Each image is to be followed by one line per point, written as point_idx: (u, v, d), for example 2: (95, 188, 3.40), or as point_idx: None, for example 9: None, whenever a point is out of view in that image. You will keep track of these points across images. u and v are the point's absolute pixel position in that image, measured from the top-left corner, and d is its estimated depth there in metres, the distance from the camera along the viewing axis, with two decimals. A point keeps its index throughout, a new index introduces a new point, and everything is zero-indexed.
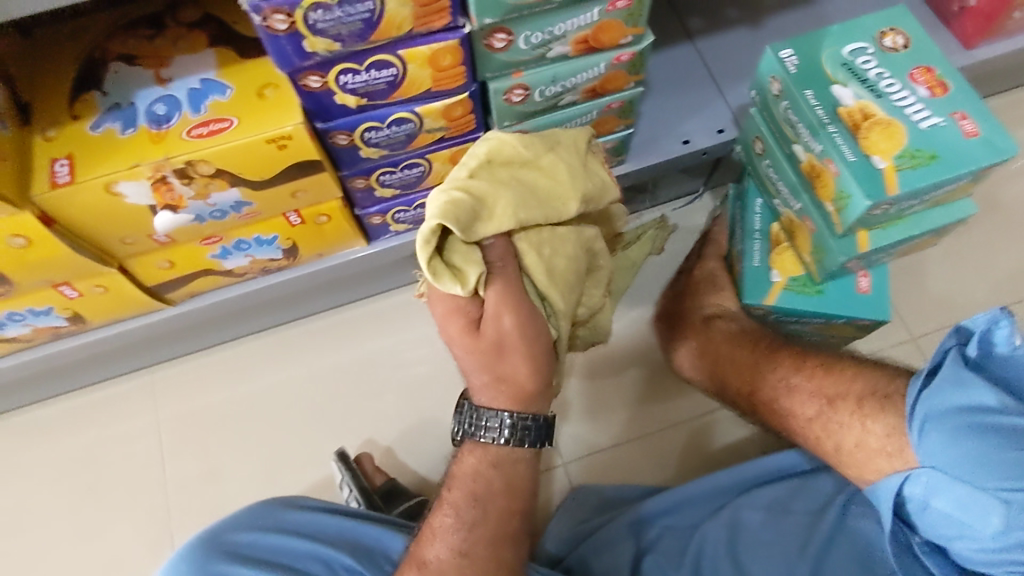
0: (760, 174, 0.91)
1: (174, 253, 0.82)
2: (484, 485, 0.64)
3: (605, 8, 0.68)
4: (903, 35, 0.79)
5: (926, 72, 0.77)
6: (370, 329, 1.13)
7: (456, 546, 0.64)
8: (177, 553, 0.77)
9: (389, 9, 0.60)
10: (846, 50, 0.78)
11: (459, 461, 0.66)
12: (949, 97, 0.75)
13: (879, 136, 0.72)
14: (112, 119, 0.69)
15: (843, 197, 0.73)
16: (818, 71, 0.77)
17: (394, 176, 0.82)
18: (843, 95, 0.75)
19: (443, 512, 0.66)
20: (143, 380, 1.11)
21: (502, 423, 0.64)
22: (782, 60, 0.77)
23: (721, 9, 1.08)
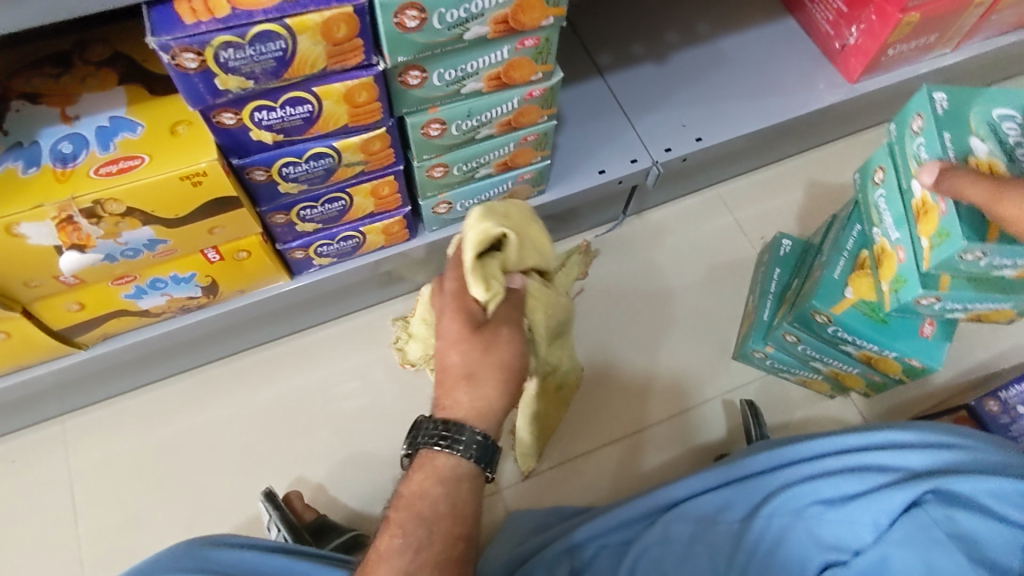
0: (869, 201, 0.90)
1: (83, 294, 0.79)
2: (431, 505, 0.64)
3: (515, 47, 0.72)
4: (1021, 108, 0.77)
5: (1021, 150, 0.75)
6: (298, 365, 1.11)
7: (401, 569, 0.61)
8: None
9: (302, 48, 0.61)
10: (997, 111, 0.77)
11: (411, 474, 0.66)
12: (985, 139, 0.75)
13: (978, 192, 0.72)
14: (14, 158, 0.67)
15: (944, 235, 0.73)
16: (962, 120, 0.77)
17: (315, 211, 0.83)
18: (979, 146, 0.75)
19: (390, 534, 0.63)
20: (53, 431, 1.05)
21: (463, 436, 0.65)
22: (933, 104, 0.77)
23: (628, 45, 1.14)
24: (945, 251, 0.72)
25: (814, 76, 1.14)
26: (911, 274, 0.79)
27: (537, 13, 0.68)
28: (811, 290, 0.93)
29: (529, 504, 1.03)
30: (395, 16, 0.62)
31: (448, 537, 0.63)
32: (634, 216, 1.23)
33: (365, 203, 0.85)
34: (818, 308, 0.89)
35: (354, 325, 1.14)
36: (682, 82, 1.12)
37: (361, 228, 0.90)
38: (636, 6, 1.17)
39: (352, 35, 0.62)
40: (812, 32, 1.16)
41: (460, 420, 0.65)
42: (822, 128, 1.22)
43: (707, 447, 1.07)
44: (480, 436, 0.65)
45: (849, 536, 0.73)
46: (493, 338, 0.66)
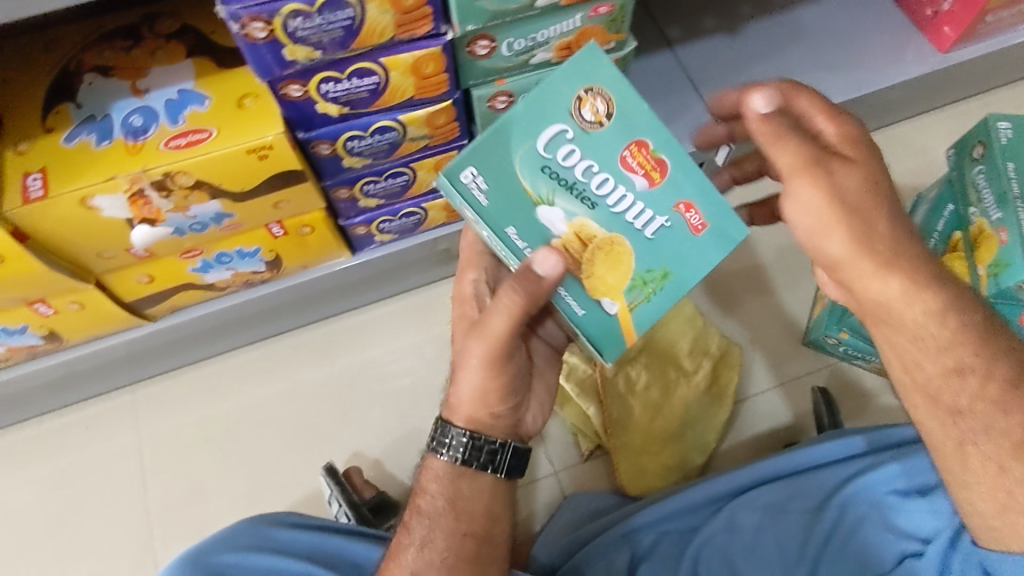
0: (965, 180, 0.85)
1: (154, 267, 0.80)
2: (433, 503, 0.64)
3: (588, 14, 0.68)
4: (606, 97, 0.52)
5: (640, 149, 0.53)
6: (356, 342, 1.11)
7: (410, 566, 0.61)
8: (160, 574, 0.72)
9: (370, 16, 0.59)
10: (540, 146, 0.53)
11: (420, 475, 0.66)
12: (673, 180, 0.53)
13: (603, 265, 0.56)
14: (87, 131, 0.68)
15: (642, 279, 0.56)
16: (514, 193, 0.54)
17: (378, 186, 0.81)
18: (552, 218, 0.54)
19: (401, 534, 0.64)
20: (123, 400, 1.09)
21: (452, 438, 0.64)
22: (468, 197, 0.53)
23: (698, 17, 1.09)
24: (652, 308, 0.57)
25: (901, 46, 1.06)
26: (1015, 256, 0.75)
27: None
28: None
29: (584, 488, 1.01)
30: None
31: (452, 533, 0.62)
32: None
33: (428, 178, 0.83)
34: None
35: (411, 304, 1.14)
36: (757, 54, 1.06)
37: (423, 204, 0.88)
38: None
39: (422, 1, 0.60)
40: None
41: (447, 422, 0.64)
42: (905, 103, 1.14)
43: (771, 436, 1.04)
44: (467, 437, 0.63)
45: (925, 524, 0.69)
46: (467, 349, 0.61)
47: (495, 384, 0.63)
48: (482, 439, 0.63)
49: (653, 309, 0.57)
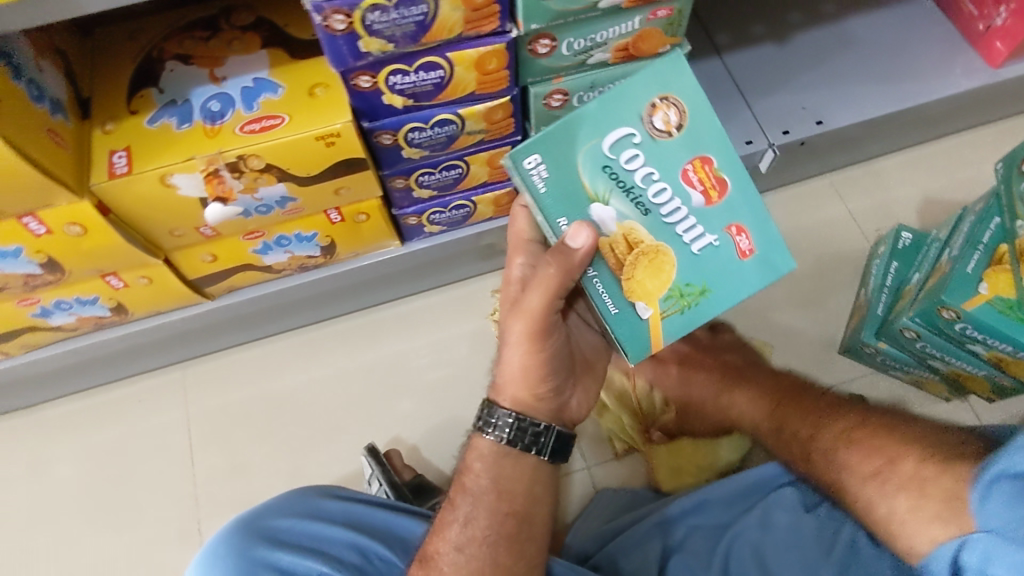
0: (1012, 194, 0.85)
1: (218, 247, 0.85)
2: (477, 483, 0.65)
3: (646, 17, 0.71)
4: (678, 108, 0.60)
5: (701, 166, 0.61)
6: (398, 331, 1.15)
7: (454, 540, 0.63)
8: (213, 540, 0.76)
9: (442, 12, 0.62)
10: (608, 143, 0.60)
11: (465, 455, 0.68)
12: (728, 201, 0.61)
13: (643, 272, 0.61)
14: (168, 114, 0.72)
15: (677, 291, 0.62)
16: (576, 185, 0.60)
17: (432, 177, 0.85)
18: (603, 215, 0.61)
19: (445, 514, 0.65)
20: (175, 375, 1.13)
21: (498, 419, 0.66)
22: (534, 184, 0.60)
23: (748, 25, 1.10)
24: (680, 321, 0.63)
25: (950, 59, 1.06)
26: None
27: None
28: (939, 285, 0.88)
29: (619, 482, 1.03)
30: None
31: (494, 511, 0.64)
32: None
33: (480, 172, 0.86)
34: (947, 302, 0.84)
35: (452, 296, 1.17)
36: (804, 64, 1.07)
37: (473, 197, 0.91)
38: None
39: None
40: (952, 13, 1.09)
41: (495, 405, 0.67)
42: (950, 117, 1.14)
43: None
44: (513, 419, 0.65)
45: None
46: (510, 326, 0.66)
47: (539, 362, 0.66)
48: (528, 420, 0.66)
49: (686, 319, 0.63)
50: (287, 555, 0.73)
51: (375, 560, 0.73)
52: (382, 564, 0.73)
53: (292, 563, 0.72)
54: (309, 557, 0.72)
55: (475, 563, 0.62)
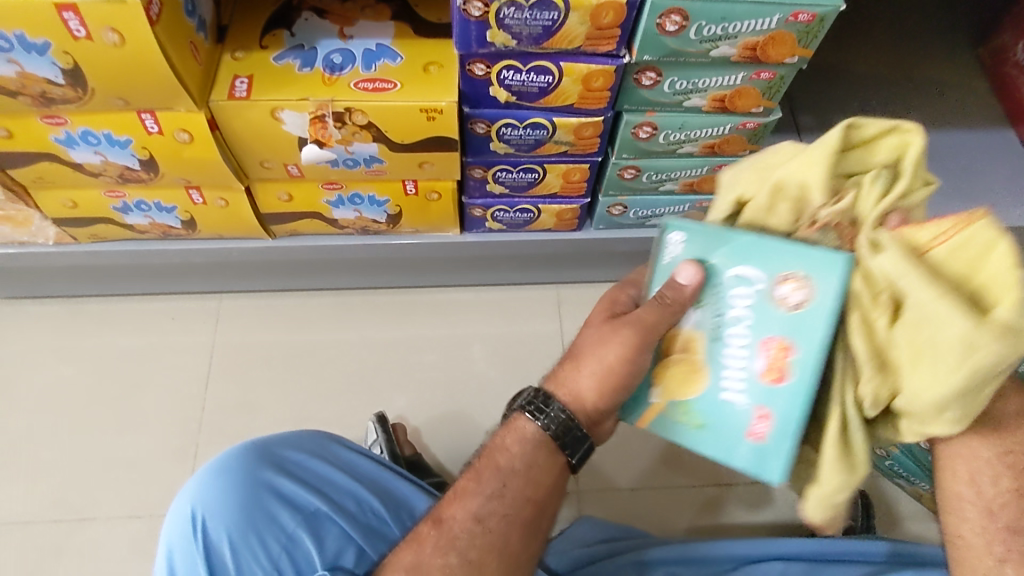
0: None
1: (295, 188, 0.89)
2: (508, 462, 0.60)
3: (749, 76, 0.75)
4: (808, 292, 0.49)
5: (782, 352, 0.51)
6: (429, 317, 1.18)
7: (473, 511, 0.58)
8: (218, 457, 0.74)
9: (569, 24, 0.67)
10: (731, 269, 0.53)
11: (499, 431, 0.63)
12: (780, 394, 0.51)
13: (679, 373, 0.57)
14: (293, 56, 0.78)
15: (687, 413, 0.56)
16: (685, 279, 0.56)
17: (509, 175, 0.89)
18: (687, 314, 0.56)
19: (462, 485, 0.60)
20: (211, 304, 1.18)
21: (551, 408, 0.60)
22: (661, 255, 0.56)
23: (833, 115, 1.14)
24: (676, 432, 0.57)
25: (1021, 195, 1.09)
26: None
27: (786, 49, 0.71)
28: None
29: (604, 514, 1.04)
30: (659, 17, 0.67)
31: (520, 496, 0.59)
32: None
33: (554, 182, 0.90)
34: None
35: (489, 297, 1.21)
36: None
37: (539, 205, 0.95)
38: (852, 81, 1.17)
39: (616, 23, 0.68)
40: None
41: (554, 393, 0.61)
42: None
43: (794, 523, 1.04)
44: (565, 415, 0.60)
45: None
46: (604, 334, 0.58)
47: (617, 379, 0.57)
48: (576, 422, 0.59)
49: (671, 433, 0.57)
50: (290, 484, 0.72)
51: (368, 512, 0.73)
52: (375, 518, 0.73)
53: (294, 492, 0.71)
54: (312, 494, 0.72)
55: (488, 538, 0.57)
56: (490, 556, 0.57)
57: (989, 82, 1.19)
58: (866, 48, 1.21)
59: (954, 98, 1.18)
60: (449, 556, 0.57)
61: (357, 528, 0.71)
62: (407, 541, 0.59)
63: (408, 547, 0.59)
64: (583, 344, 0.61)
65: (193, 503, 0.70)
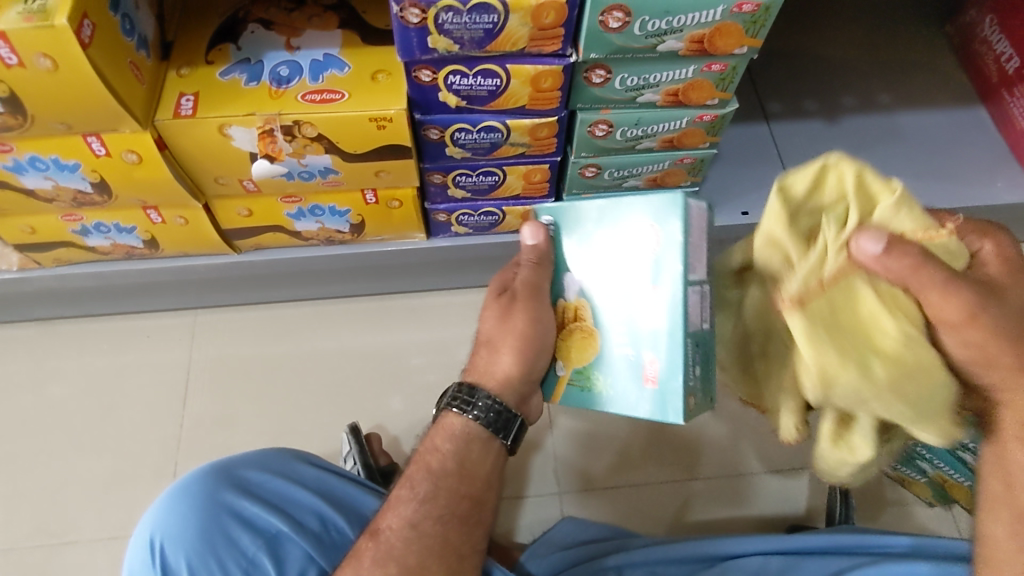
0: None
1: (253, 203, 0.89)
2: (439, 463, 0.62)
3: (701, 68, 0.74)
4: (657, 240, 0.55)
5: (652, 295, 0.56)
6: (405, 323, 1.18)
7: (407, 517, 0.60)
8: (178, 482, 0.74)
9: (510, 26, 0.66)
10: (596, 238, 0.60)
11: (427, 432, 0.65)
12: (665, 331, 0.55)
13: (576, 343, 0.61)
14: (240, 71, 0.77)
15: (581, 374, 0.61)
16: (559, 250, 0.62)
17: (469, 179, 0.88)
18: (570, 284, 0.62)
19: (399, 490, 0.62)
20: (186, 320, 1.17)
21: (477, 400, 0.63)
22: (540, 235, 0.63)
23: (801, 100, 1.13)
24: (582, 399, 0.61)
25: (994, 171, 1.08)
26: None
27: (734, 39, 0.70)
28: None
29: (586, 513, 1.03)
30: (601, 14, 0.66)
31: (452, 493, 0.61)
32: None
33: (515, 184, 0.89)
34: None
35: (465, 300, 1.20)
36: (848, 147, 1.09)
37: (503, 207, 0.94)
38: (819, 63, 1.16)
39: (558, 23, 0.67)
40: (1002, 125, 1.10)
41: (476, 384, 0.64)
42: None
43: (776, 514, 1.04)
44: (492, 402, 0.62)
45: None
46: (510, 310, 0.62)
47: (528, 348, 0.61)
48: (501, 404, 0.62)
49: (580, 398, 0.61)
50: (251, 506, 0.71)
51: (332, 531, 0.72)
52: (338, 535, 0.72)
53: (254, 514, 0.71)
54: (272, 513, 0.71)
55: (426, 540, 0.58)
56: (433, 560, 0.58)
57: (958, 58, 1.17)
58: (833, 29, 1.20)
59: (924, 75, 1.16)
60: (390, 566, 0.57)
61: (320, 547, 0.70)
62: (348, 558, 0.59)
63: (348, 567, 0.58)
64: (491, 331, 0.64)
65: (151, 530, 0.71)
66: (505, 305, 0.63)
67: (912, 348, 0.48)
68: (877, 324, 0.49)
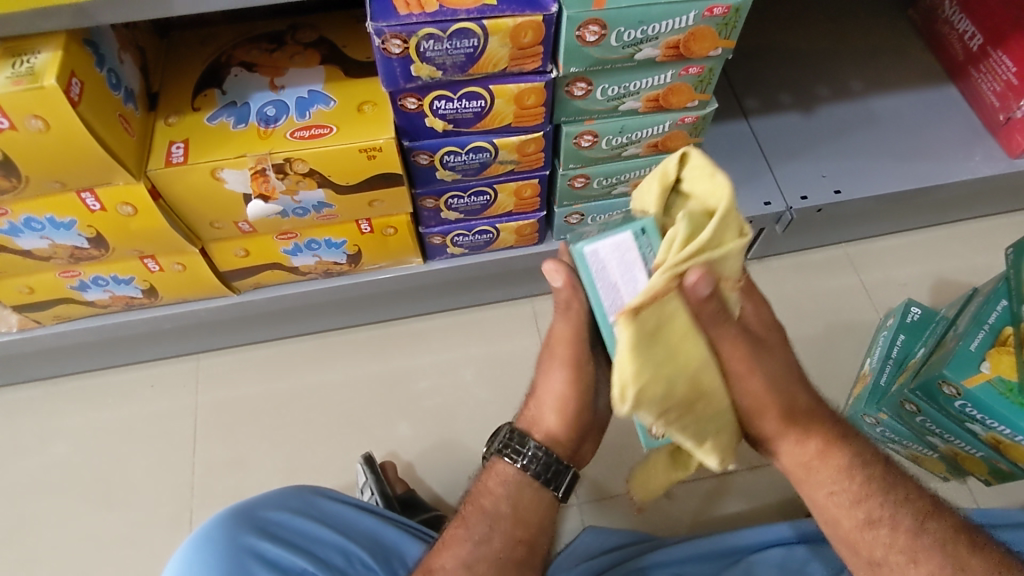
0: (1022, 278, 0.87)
1: (250, 243, 0.89)
2: (494, 506, 0.64)
3: (678, 73, 0.76)
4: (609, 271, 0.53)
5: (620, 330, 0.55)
6: (408, 348, 1.18)
7: (462, 558, 0.62)
8: (200, 528, 0.74)
9: (490, 48, 0.67)
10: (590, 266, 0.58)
11: (482, 474, 0.67)
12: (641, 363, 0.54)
13: None
14: (227, 114, 0.78)
15: None
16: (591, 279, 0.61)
17: (461, 201, 0.89)
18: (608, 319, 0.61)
19: (455, 526, 0.64)
20: (188, 365, 1.17)
21: (527, 449, 0.65)
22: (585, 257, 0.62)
23: (776, 93, 1.15)
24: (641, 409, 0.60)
25: (970, 147, 1.10)
26: None
27: (707, 43, 0.72)
28: (940, 361, 0.89)
29: (606, 521, 1.03)
30: (578, 29, 0.68)
31: (508, 537, 0.63)
32: (756, 261, 1.21)
33: (507, 202, 0.91)
34: (948, 378, 0.85)
35: (465, 320, 1.20)
36: (827, 136, 1.11)
37: (497, 225, 0.95)
38: (792, 57, 1.18)
39: (537, 41, 0.68)
40: (973, 101, 1.13)
41: (526, 433, 0.65)
42: (965, 203, 1.18)
43: (795, 503, 1.04)
44: (542, 452, 0.64)
45: None
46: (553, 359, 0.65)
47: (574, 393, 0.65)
48: (552, 457, 0.64)
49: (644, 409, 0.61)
50: (275, 545, 0.71)
51: (358, 564, 0.72)
52: (364, 568, 0.72)
53: (279, 555, 0.71)
54: (296, 554, 0.71)
55: None
56: None
57: (923, 41, 1.21)
58: (801, 23, 1.22)
59: (891, 60, 1.19)
60: None
61: None
62: None
63: None
64: (534, 383, 0.68)
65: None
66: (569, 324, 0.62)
67: (684, 353, 0.51)
68: (683, 345, 0.51)
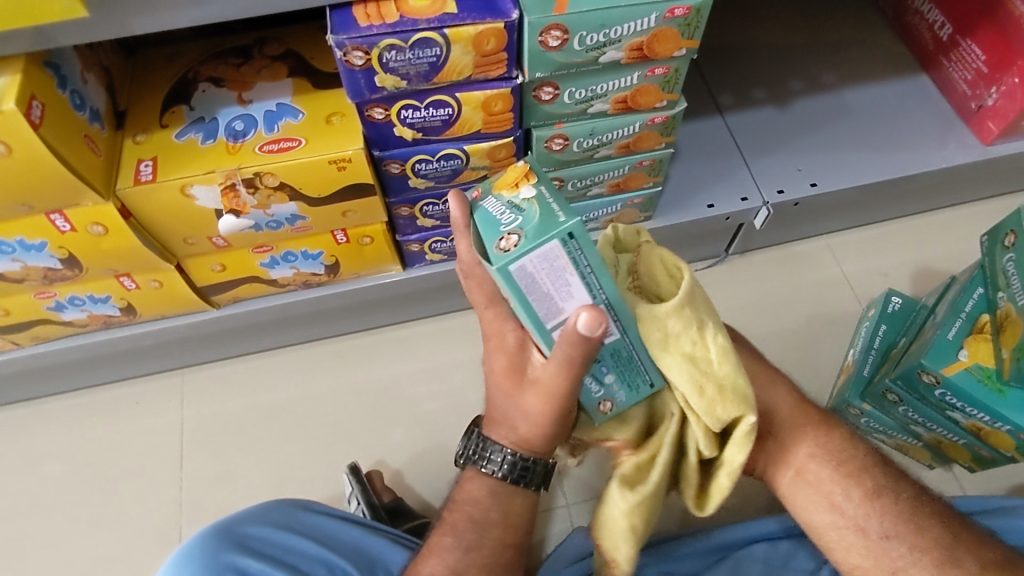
0: (995, 266, 0.88)
1: (227, 258, 0.89)
2: (482, 513, 0.65)
3: (644, 74, 0.76)
4: (533, 284, 0.49)
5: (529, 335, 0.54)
6: (392, 355, 1.18)
7: (451, 565, 0.65)
8: (182, 546, 0.74)
9: (453, 56, 0.67)
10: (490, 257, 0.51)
11: (463, 479, 0.67)
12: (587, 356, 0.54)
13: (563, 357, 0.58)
14: (195, 130, 0.77)
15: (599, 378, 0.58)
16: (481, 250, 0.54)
17: (436, 208, 0.89)
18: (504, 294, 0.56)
19: (442, 532, 0.66)
20: (172, 381, 1.17)
21: (502, 456, 0.63)
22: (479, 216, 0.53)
23: (750, 89, 1.15)
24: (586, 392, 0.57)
25: (943, 135, 1.10)
26: None
27: (671, 44, 0.72)
28: (918, 350, 0.89)
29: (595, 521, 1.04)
30: (539, 35, 0.68)
31: (496, 543, 0.65)
32: (736, 256, 1.21)
33: None
34: (925, 368, 0.85)
35: (449, 325, 1.20)
36: (802, 129, 1.12)
37: None
38: (764, 52, 1.18)
39: (499, 48, 0.68)
40: (945, 90, 1.13)
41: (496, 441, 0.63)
42: (941, 190, 1.18)
43: None
44: (520, 459, 0.62)
45: None
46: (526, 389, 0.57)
47: (551, 424, 0.58)
48: (529, 461, 0.62)
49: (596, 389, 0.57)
50: (257, 562, 0.71)
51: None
52: None
53: (261, 570, 0.71)
54: (278, 569, 0.71)
55: None
56: None
57: (894, 32, 1.21)
58: (772, 17, 1.23)
59: (863, 51, 1.19)
60: None
61: None
62: None
63: None
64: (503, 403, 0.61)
65: None
66: (520, 337, 0.56)
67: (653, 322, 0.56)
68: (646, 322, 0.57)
